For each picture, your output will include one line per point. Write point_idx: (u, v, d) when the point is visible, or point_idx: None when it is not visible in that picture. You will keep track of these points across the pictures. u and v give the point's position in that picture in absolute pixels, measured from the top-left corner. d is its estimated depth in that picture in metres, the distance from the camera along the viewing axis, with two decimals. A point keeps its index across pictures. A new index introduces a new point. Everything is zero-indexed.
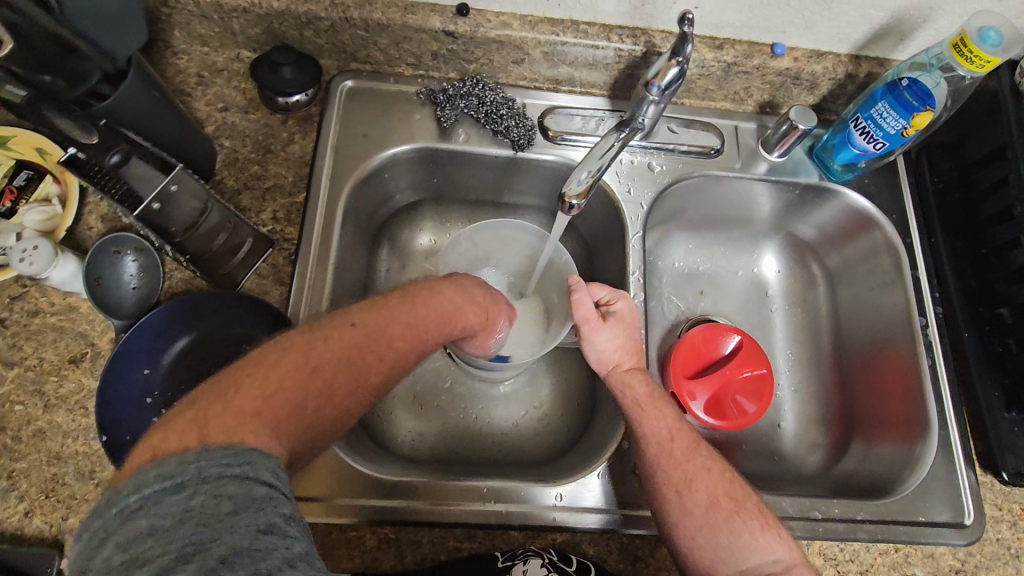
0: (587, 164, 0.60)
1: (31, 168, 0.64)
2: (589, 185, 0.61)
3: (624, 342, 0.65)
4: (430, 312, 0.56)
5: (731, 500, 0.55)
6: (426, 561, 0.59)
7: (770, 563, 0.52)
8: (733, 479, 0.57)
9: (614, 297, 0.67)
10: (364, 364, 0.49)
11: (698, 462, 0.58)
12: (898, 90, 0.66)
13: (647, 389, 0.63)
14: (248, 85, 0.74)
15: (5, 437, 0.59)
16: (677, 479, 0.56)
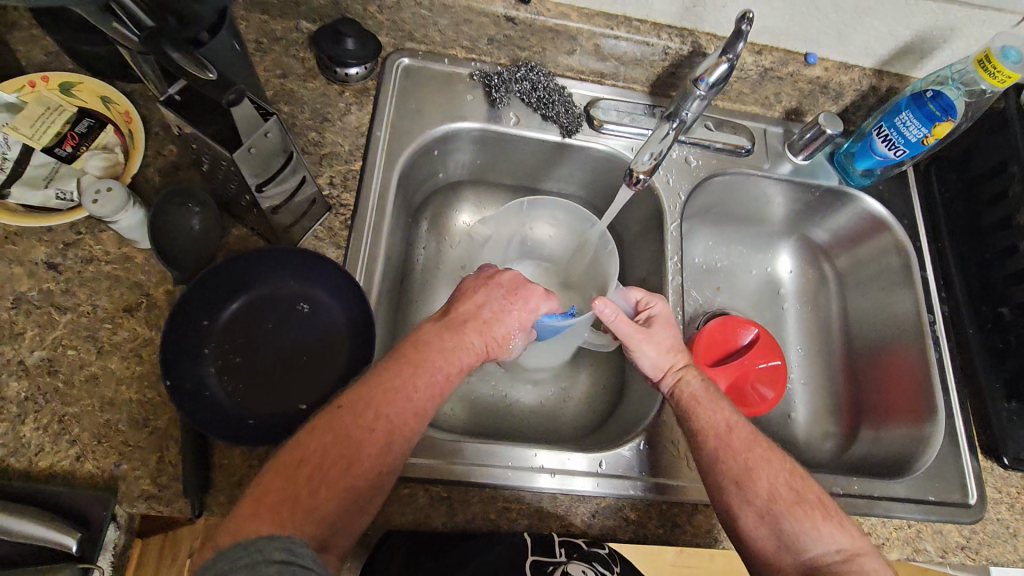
0: (649, 147, 0.67)
1: (94, 117, 0.64)
2: (652, 165, 0.68)
3: (667, 345, 0.67)
4: (420, 375, 0.56)
5: (792, 492, 0.58)
6: (476, 520, 0.61)
7: (831, 552, 0.55)
8: (793, 472, 0.59)
9: (648, 300, 0.68)
10: (352, 441, 0.51)
11: (757, 453, 0.59)
12: (923, 101, 0.72)
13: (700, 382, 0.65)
14: (306, 55, 0.76)
15: (57, 380, 0.58)
16: (737, 471, 0.58)
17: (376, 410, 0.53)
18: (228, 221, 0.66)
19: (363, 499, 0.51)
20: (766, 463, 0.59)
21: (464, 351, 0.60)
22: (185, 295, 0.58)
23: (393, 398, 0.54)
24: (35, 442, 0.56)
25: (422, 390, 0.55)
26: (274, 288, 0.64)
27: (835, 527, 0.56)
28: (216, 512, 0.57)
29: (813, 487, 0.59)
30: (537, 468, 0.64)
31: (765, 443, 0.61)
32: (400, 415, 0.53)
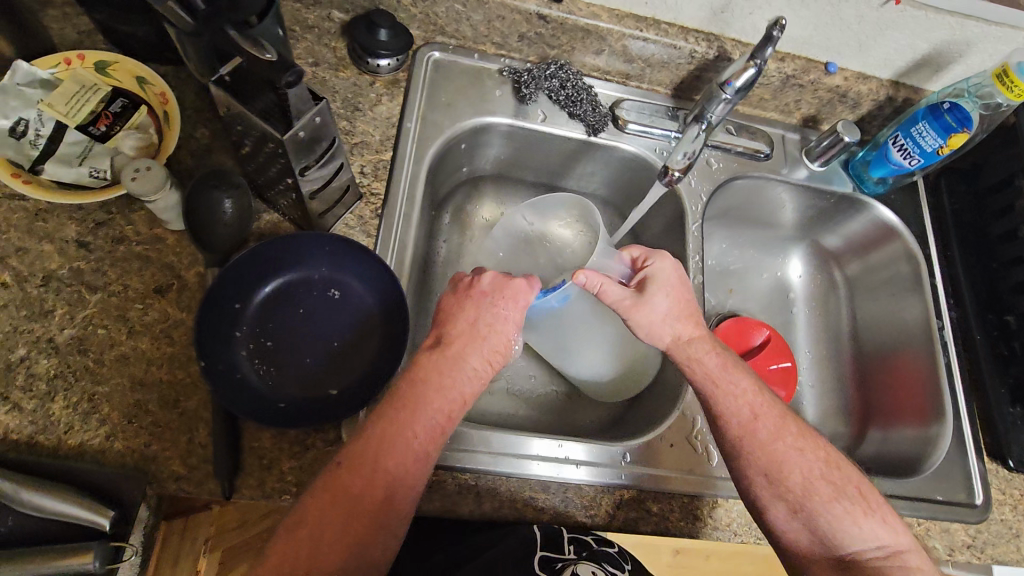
0: (683, 146, 0.75)
1: (128, 96, 0.64)
2: (688, 162, 0.76)
3: (661, 313, 0.64)
4: (418, 418, 0.55)
5: (829, 487, 0.58)
6: (504, 508, 0.62)
7: (872, 548, 0.56)
8: (828, 462, 0.59)
9: (648, 258, 0.66)
10: (354, 493, 0.51)
11: (786, 444, 0.59)
12: (940, 112, 0.74)
13: (715, 360, 0.63)
14: (338, 44, 0.76)
15: (86, 359, 0.58)
16: (769, 468, 0.58)
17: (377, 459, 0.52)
18: (260, 206, 0.67)
19: (371, 548, 0.51)
20: (800, 456, 0.59)
21: (464, 379, 0.58)
22: (221, 275, 0.58)
23: (393, 446, 0.53)
24: (65, 420, 0.56)
25: (422, 433, 0.54)
26: (306, 272, 0.64)
27: (876, 522, 0.57)
28: (246, 494, 0.57)
29: (851, 478, 0.59)
30: (531, 455, 0.64)
31: (797, 433, 0.60)
32: (404, 463, 0.53)
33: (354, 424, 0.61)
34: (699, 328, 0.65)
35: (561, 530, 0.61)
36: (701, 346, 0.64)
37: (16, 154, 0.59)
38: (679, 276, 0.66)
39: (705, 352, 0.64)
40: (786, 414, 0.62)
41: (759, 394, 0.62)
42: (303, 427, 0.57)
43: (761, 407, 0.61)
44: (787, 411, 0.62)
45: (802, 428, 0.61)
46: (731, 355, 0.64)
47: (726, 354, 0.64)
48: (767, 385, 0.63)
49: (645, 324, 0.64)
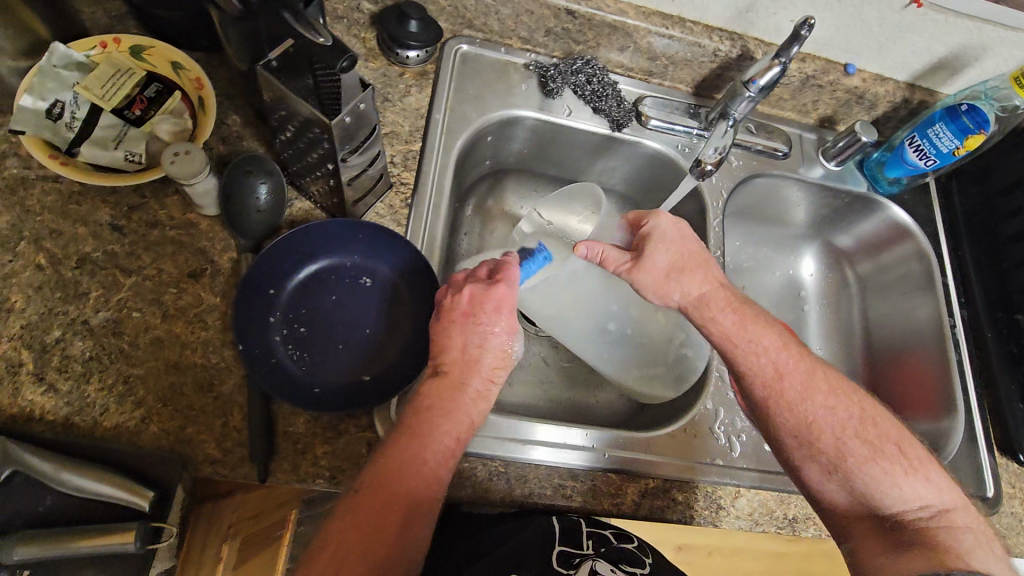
0: (712, 142, 0.77)
1: (162, 81, 0.64)
2: (718, 157, 0.78)
3: (659, 271, 0.64)
4: (428, 446, 0.54)
5: (864, 448, 0.58)
6: (535, 494, 0.63)
7: (914, 508, 0.57)
8: (863, 420, 0.59)
9: (646, 217, 0.66)
10: (373, 522, 0.51)
11: (817, 403, 0.60)
12: (957, 114, 0.76)
13: (730, 317, 0.63)
14: (367, 35, 0.76)
15: (121, 342, 0.58)
16: (800, 430, 0.60)
17: (390, 488, 0.52)
18: (292, 193, 0.67)
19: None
20: (833, 416, 0.59)
21: (468, 402, 0.57)
22: (258, 260, 0.59)
23: (407, 476, 0.53)
24: (100, 403, 0.55)
25: (432, 460, 0.54)
26: (338, 260, 0.65)
27: (918, 480, 0.57)
28: (281, 478, 0.57)
29: (889, 435, 0.59)
30: (533, 440, 0.65)
31: (828, 391, 0.60)
32: (419, 492, 0.53)
33: (386, 410, 0.61)
34: (711, 283, 0.65)
35: (579, 521, 0.62)
36: (716, 303, 0.64)
37: (52, 136, 0.59)
38: (680, 232, 0.65)
39: (719, 309, 0.63)
40: (816, 370, 0.62)
41: (785, 350, 0.62)
42: (340, 412, 0.58)
43: (788, 366, 0.61)
44: (818, 368, 0.62)
45: (833, 385, 0.61)
46: (753, 310, 0.64)
47: (742, 306, 0.64)
48: (794, 338, 0.63)
49: (648, 284, 0.64)
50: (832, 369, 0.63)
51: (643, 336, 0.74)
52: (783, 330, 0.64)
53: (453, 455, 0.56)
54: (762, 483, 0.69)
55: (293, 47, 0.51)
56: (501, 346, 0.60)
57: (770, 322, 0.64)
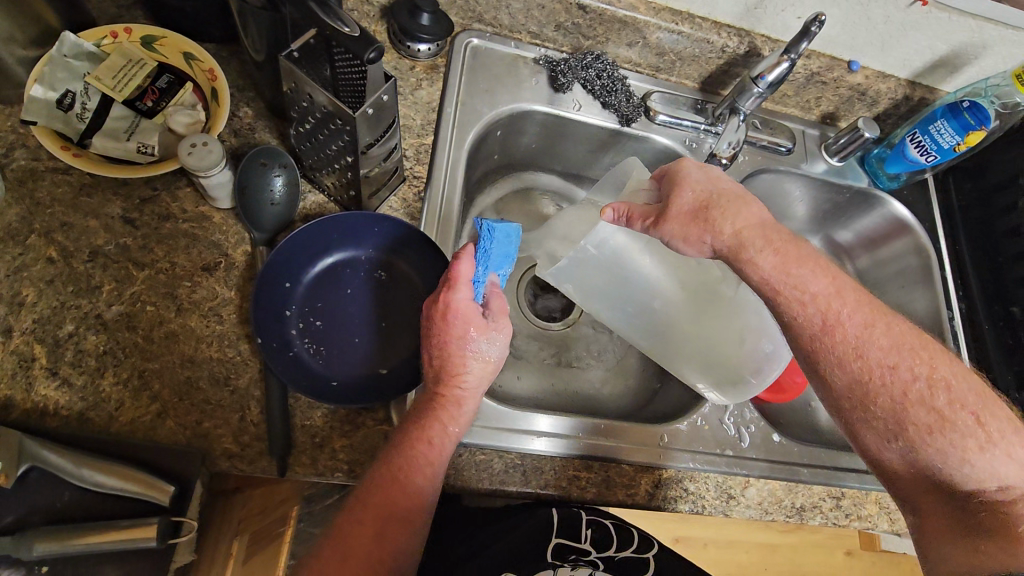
0: (727, 138, 0.81)
1: (173, 73, 0.63)
2: (733, 150, 0.82)
3: (683, 214, 0.58)
4: (405, 458, 0.54)
5: (931, 418, 0.54)
6: (549, 487, 0.63)
7: (990, 484, 0.53)
8: (931, 382, 0.54)
9: (669, 167, 0.61)
10: (366, 527, 0.53)
11: (874, 360, 0.55)
12: (959, 111, 0.78)
13: (772, 260, 0.56)
14: (377, 27, 0.76)
15: (135, 335, 0.57)
16: (855, 390, 0.55)
17: (373, 501, 0.53)
18: (305, 186, 0.67)
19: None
20: (893, 379, 0.54)
21: (443, 409, 0.57)
22: (275, 253, 0.59)
23: (387, 488, 0.53)
24: (115, 398, 0.55)
25: (412, 472, 0.54)
26: (351, 253, 0.65)
27: (995, 454, 0.53)
28: (299, 472, 0.57)
29: (965, 404, 0.54)
30: (535, 431, 0.65)
31: (890, 346, 0.55)
32: (404, 502, 0.54)
33: (402, 402, 0.61)
34: (759, 219, 0.58)
35: (580, 512, 0.66)
36: (755, 243, 0.57)
37: (64, 127, 0.59)
38: (708, 174, 0.60)
39: (758, 250, 0.56)
40: (875, 322, 0.56)
41: (839, 296, 0.56)
42: (356, 405, 0.58)
43: (844, 315, 0.56)
44: (879, 320, 0.56)
45: (895, 340, 0.55)
46: (808, 253, 0.58)
47: (790, 245, 0.57)
48: (852, 289, 0.57)
49: (673, 231, 0.58)
50: (903, 325, 0.57)
51: (692, 319, 0.71)
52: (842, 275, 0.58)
53: (443, 456, 0.56)
54: (771, 473, 0.69)
55: (315, 37, 0.53)
56: (462, 351, 0.57)
57: (828, 266, 0.58)
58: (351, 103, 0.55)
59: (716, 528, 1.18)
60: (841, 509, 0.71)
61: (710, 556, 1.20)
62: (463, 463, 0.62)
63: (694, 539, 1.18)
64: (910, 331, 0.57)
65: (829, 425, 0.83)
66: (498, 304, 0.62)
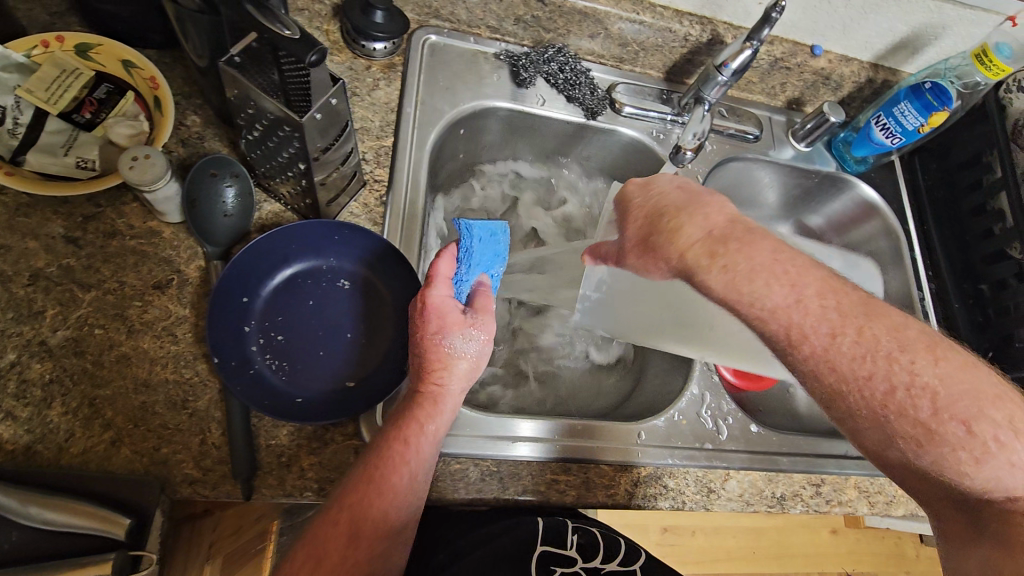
0: (692, 126, 0.77)
1: (112, 82, 0.60)
2: (698, 142, 0.78)
3: (635, 245, 0.58)
4: (383, 457, 0.52)
5: (914, 428, 0.48)
6: (528, 491, 0.62)
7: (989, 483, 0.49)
8: (914, 391, 0.48)
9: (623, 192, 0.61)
10: (338, 530, 0.51)
11: (846, 371, 0.49)
12: (921, 91, 0.78)
13: (721, 278, 0.51)
14: (330, 27, 0.73)
15: (84, 361, 0.54)
16: (831, 400, 0.51)
17: (349, 503, 0.51)
18: (260, 196, 0.64)
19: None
20: (871, 389, 0.49)
21: (422, 407, 0.55)
22: (230, 267, 0.56)
23: (365, 489, 0.51)
24: (65, 427, 0.52)
25: (390, 470, 0.52)
26: (313, 262, 0.62)
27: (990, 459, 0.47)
28: (266, 493, 0.55)
29: (955, 413, 0.47)
30: (514, 436, 0.64)
31: (859, 352, 0.49)
32: (382, 504, 0.52)
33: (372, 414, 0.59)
34: (706, 233, 0.53)
35: (567, 520, 0.65)
36: (701, 261, 0.52)
37: None
38: (649, 192, 0.58)
39: (706, 268, 0.52)
40: (844, 327, 0.50)
41: (801, 306, 0.50)
42: (323, 420, 0.55)
43: (808, 327, 0.50)
44: (849, 323, 0.50)
45: (867, 347, 0.49)
46: (763, 260, 0.51)
47: (736, 256, 0.51)
48: (821, 293, 0.51)
49: (634, 262, 0.58)
50: (880, 323, 0.50)
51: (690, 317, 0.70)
52: (806, 271, 0.52)
53: (422, 454, 0.54)
54: (751, 464, 0.69)
55: (257, 41, 0.49)
56: (440, 345, 0.55)
57: (788, 267, 0.51)
58: (301, 108, 0.52)
59: (703, 516, 1.20)
60: (821, 496, 0.71)
61: (698, 543, 1.21)
62: (437, 473, 0.61)
63: (682, 528, 1.19)
64: (889, 330, 0.50)
65: (808, 410, 0.84)
66: (485, 303, 0.60)
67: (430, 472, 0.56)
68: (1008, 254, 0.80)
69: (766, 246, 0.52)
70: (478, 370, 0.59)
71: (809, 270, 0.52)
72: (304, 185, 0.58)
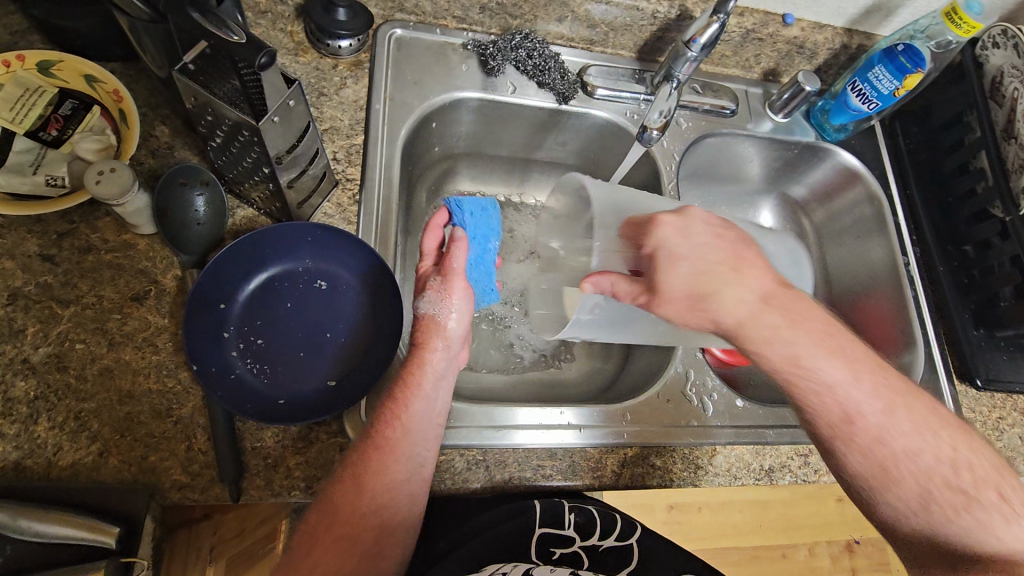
0: (658, 106, 0.76)
1: (77, 97, 0.61)
2: (664, 121, 0.77)
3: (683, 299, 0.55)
4: (383, 415, 0.56)
5: (956, 496, 0.53)
6: (513, 479, 0.63)
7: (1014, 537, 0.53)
8: (954, 462, 0.54)
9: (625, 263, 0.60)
10: (345, 486, 0.53)
11: (898, 447, 0.54)
12: (895, 54, 0.77)
13: (778, 350, 0.55)
14: (295, 27, 0.73)
15: (67, 376, 0.55)
16: (875, 476, 0.55)
17: (352, 463, 0.54)
18: (232, 202, 0.64)
19: (352, 551, 0.52)
20: (911, 459, 0.54)
21: (417, 365, 0.59)
22: (204, 273, 0.57)
23: (368, 446, 0.55)
24: (52, 442, 0.53)
25: (388, 425, 0.55)
26: (289, 265, 0.63)
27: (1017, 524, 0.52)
28: (254, 494, 0.56)
29: (986, 482, 0.54)
30: (499, 425, 0.64)
31: (913, 430, 0.54)
32: (385, 460, 0.54)
33: (357, 411, 0.60)
34: (754, 299, 0.55)
35: (563, 501, 0.65)
36: (760, 331, 0.55)
37: None
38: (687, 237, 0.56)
39: (764, 340, 0.55)
40: (896, 405, 0.55)
41: (860, 387, 0.55)
42: (308, 421, 0.56)
43: (863, 406, 0.55)
44: (898, 403, 0.55)
45: (918, 425, 0.55)
46: (810, 338, 0.55)
47: (801, 332, 0.55)
48: (884, 368, 0.57)
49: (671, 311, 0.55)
50: (919, 400, 0.56)
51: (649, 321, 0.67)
52: (846, 346, 0.56)
53: (418, 411, 0.57)
54: (736, 438, 0.69)
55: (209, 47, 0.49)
56: (422, 306, 0.62)
57: (841, 341, 0.56)
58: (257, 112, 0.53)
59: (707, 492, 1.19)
60: (809, 466, 0.71)
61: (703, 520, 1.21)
62: None
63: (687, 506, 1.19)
64: (927, 409, 0.56)
65: None
66: (450, 264, 0.63)
67: (432, 431, 0.57)
68: (991, 214, 0.80)
69: (817, 318, 0.56)
70: (465, 319, 0.63)
71: (856, 347, 0.57)
72: (276, 188, 0.58)
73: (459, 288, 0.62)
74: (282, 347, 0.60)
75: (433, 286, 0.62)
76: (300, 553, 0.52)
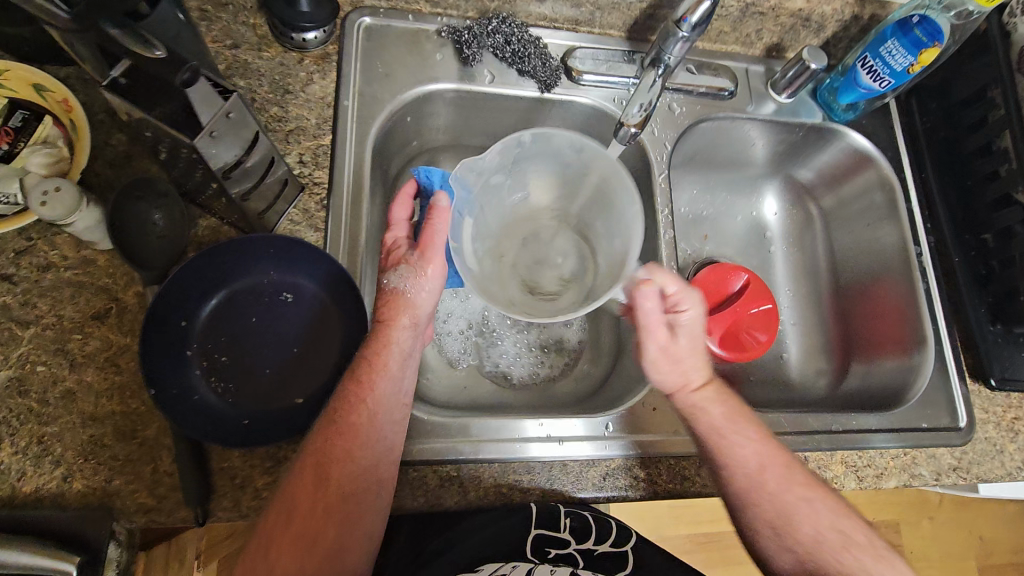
0: (638, 98, 0.71)
1: (26, 108, 0.58)
2: (643, 117, 0.72)
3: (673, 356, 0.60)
4: (351, 396, 0.54)
5: (837, 538, 0.56)
6: (490, 493, 0.61)
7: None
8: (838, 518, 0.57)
9: (682, 298, 0.59)
10: (314, 478, 0.52)
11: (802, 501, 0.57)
12: (909, 27, 0.70)
13: (719, 410, 0.60)
14: (258, 20, 0.69)
15: (29, 400, 0.54)
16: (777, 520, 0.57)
17: (322, 448, 0.53)
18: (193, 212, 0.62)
19: (315, 552, 0.51)
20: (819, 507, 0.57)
21: (382, 345, 0.57)
22: (161, 292, 0.55)
23: (340, 430, 0.53)
24: (16, 467, 0.52)
25: (356, 409, 0.54)
26: (253, 278, 0.60)
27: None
28: (222, 516, 0.55)
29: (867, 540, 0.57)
30: (475, 438, 0.62)
31: (805, 483, 0.58)
32: (361, 446, 0.53)
33: None
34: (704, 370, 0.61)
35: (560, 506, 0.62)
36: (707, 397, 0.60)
37: None
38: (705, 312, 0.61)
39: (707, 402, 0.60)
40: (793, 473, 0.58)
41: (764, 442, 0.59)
42: (272, 442, 0.54)
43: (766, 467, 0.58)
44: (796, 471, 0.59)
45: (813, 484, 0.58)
46: (742, 412, 0.61)
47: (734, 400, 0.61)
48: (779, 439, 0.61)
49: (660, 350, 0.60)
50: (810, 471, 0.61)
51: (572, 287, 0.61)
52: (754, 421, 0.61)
53: (384, 394, 0.56)
54: None
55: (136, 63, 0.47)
56: (396, 279, 0.58)
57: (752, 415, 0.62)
58: None
59: None
60: None
61: None
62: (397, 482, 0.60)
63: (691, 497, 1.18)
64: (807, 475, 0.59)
65: (800, 378, 0.87)
66: (428, 238, 0.59)
67: (398, 413, 0.57)
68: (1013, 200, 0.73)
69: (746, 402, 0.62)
70: (435, 296, 0.61)
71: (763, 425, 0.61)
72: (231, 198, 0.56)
73: (436, 265, 0.59)
74: (247, 363, 0.58)
75: (409, 260, 0.59)
76: (259, 549, 0.51)
